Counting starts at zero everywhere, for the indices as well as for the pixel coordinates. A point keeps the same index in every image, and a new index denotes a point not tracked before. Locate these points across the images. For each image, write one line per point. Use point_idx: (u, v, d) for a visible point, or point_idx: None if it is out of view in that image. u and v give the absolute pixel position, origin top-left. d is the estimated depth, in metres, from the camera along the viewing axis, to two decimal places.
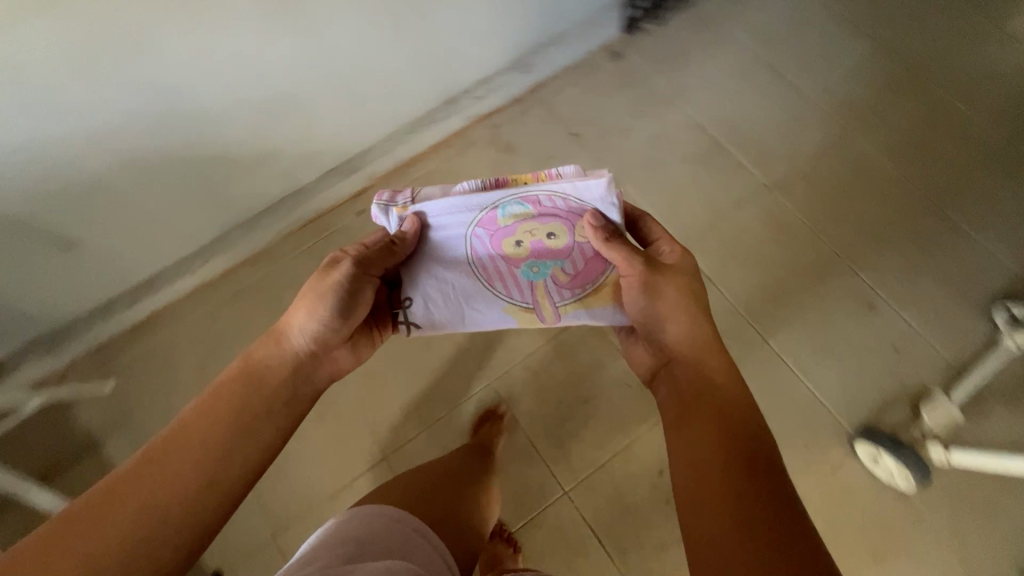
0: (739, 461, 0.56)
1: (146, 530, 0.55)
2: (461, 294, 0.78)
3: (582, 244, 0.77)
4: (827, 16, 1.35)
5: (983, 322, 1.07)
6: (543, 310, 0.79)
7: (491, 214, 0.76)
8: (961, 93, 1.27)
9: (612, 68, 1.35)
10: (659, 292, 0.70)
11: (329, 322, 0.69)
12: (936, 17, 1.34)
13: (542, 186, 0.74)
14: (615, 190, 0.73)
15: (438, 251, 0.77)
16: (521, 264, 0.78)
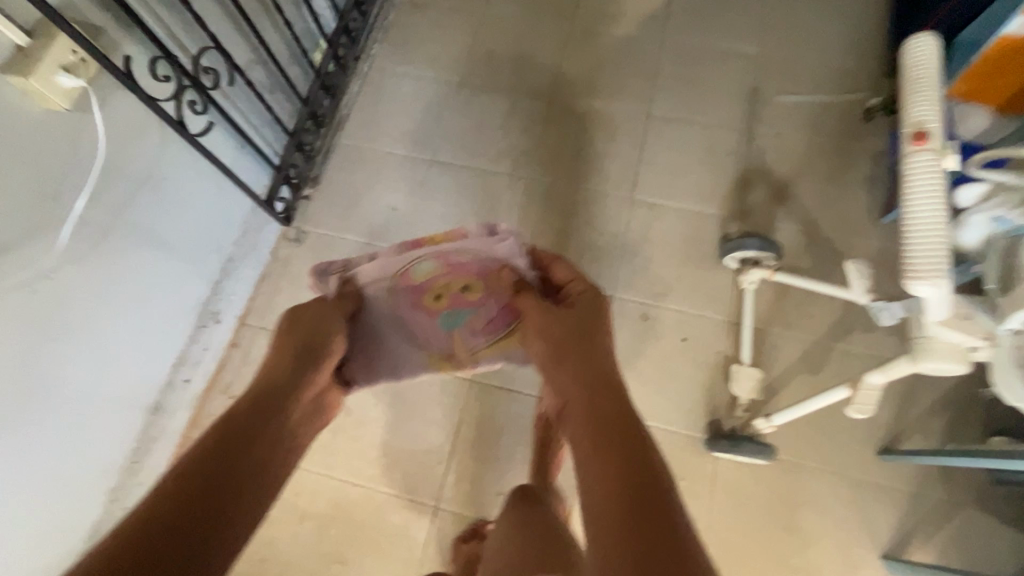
0: (634, 463, 0.58)
1: (185, 535, 0.53)
2: (391, 345, 0.94)
3: (495, 295, 0.91)
4: (453, 92, 1.40)
5: (726, 268, 1.18)
6: (460, 353, 0.96)
7: (407, 275, 0.88)
8: (592, 91, 1.39)
9: (301, 252, 1.25)
10: (546, 335, 0.81)
11: (309, 354, 0.79)
12: (535, 41, 1.45)
13: (450, 247, 0.85)
14: (518, 241, 0.84)
15: (375, 311, 0.90)
16: (440, 315, 0.92)
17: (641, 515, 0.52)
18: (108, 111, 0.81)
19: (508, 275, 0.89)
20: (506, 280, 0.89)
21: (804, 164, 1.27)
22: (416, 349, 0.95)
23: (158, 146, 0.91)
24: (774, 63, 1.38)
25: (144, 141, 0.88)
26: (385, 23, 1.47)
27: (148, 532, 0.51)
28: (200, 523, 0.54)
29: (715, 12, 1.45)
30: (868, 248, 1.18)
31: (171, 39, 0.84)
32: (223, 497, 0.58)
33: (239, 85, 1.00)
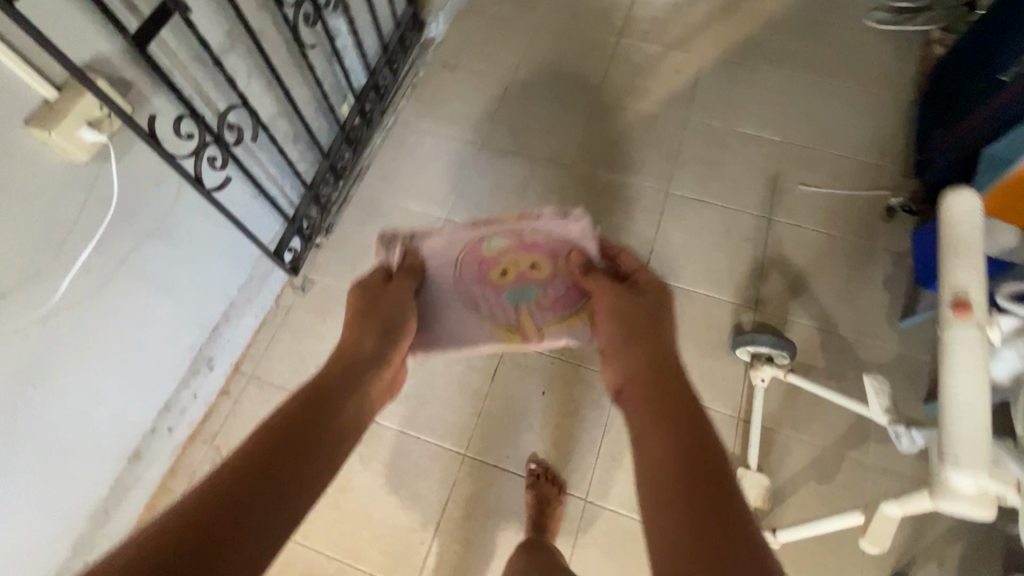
0: (700, 456, 0.57)
1: (250, 501, 0.51)
2: (458, 318, 1.02)
3: (559, 275, 1.02)
4: (474, 152, 1.41)
5: (736, 358, 1.14)
6: (526, 330, 1.01)
7: (479, 246, 1.03)
8: (612, 163, 1.39)
9: (305, 300, 1.23)
10: (609, 312, 0.85)
11: (377, 334, 0.83)
12: (560, 110, 1.47)
13: (525, 223, 1.01)
14: (588, 227, 0.99)
15: (441, 281, 1.02)
16: (507, 292, 1.03)
17: (710, 517, 0.51)
18: (126, 162, 0.81)
19: (575, 258, 0.98)
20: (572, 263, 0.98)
21: (822, 257, 1.25)
22: (481, 322, 1.02)
23: (174, 194, 0.90)
24: (795, 152, 1.38)
25: (160, 189, 0.88)
26: (414, 81, 1.50)
27: (219, 493, 0.51)
28: (264, 492, 0.53)
29: (739, 98, 1.47)
30: (885, 351, 1.14)
31: (200, 97, 0.85)
32: (290, 466, 0.57)
33: (262, 139, 1.01)
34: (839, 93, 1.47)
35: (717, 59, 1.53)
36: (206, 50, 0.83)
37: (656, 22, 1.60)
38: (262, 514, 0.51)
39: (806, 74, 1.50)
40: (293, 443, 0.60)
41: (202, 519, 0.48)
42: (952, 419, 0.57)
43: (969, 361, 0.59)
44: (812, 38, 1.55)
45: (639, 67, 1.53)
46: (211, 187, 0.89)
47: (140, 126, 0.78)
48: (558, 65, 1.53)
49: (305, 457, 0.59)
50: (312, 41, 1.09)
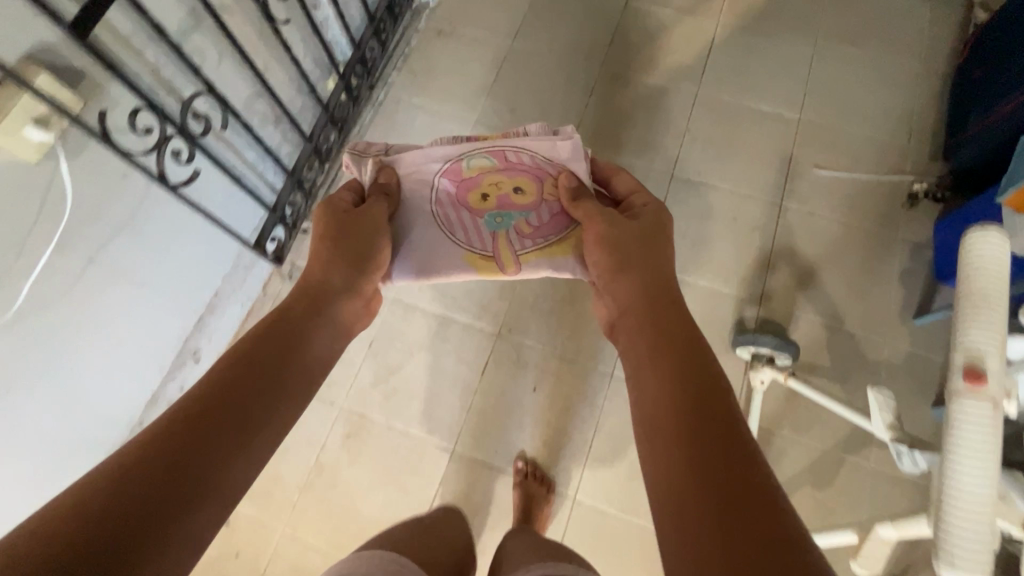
0: (694, 390, 0.56)
1: (212, 441, 0.49)
2: (425, 241, 0.87)
3: (547, 200, 0.89)
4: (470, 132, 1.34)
5: (735, 356, 1.10)
6: (503, 260, 0.87)
7: (458, 167, 0.92)
8: (615, 144, 1.31)
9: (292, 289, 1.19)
10: (606, 239, 0.77)
11: (343, 262, 0.73)
12: (563, 85, 1.37)
13: (508, 144, 0.93)
14: (579, 148, 0.90)
15: (409, 200, 0.89)
16: (485, 215, 0.89)
17: (695, 435, 0.51)
18: (81, 160, 0.75)
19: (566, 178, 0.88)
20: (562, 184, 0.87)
21: (835, 247, 1.17)
22: (452, 247, 0.88)
23: (142, 187, 0.85)
24: (814, 132, 1.28)
25: (126, 185, 0.82)
26: (406, 54, 1.41)
27: (181, 434, 0.48)
28: (226, 430, 0.51)
29: (757, 71, 1.36)
30: (896, 351, 1.09)
31: (159, 86, 0.79)
32: (252, 402, 0.54)
33: (234, 125, 0.95)
34: (868, 65, 1.35)
35: (736, 25, 1.40)
36: (161, 33, 0.76)
37: None
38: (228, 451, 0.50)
39: (833, 43, 1.37)
40: (260, 380, 0.57)
41: (161, 462, 0.45)
42: (961, 520, 0.47)
43: (985, 438, 0.50)
44: (843, 2, 1.41)
45: (649, 35, 1.41)
46: (176, 182, 0.87)
47: (89, 125, 0.72)
48: (562, 33, 1.42)
49: (272, 393, 0.57)
50: (287, 16, 1.00)
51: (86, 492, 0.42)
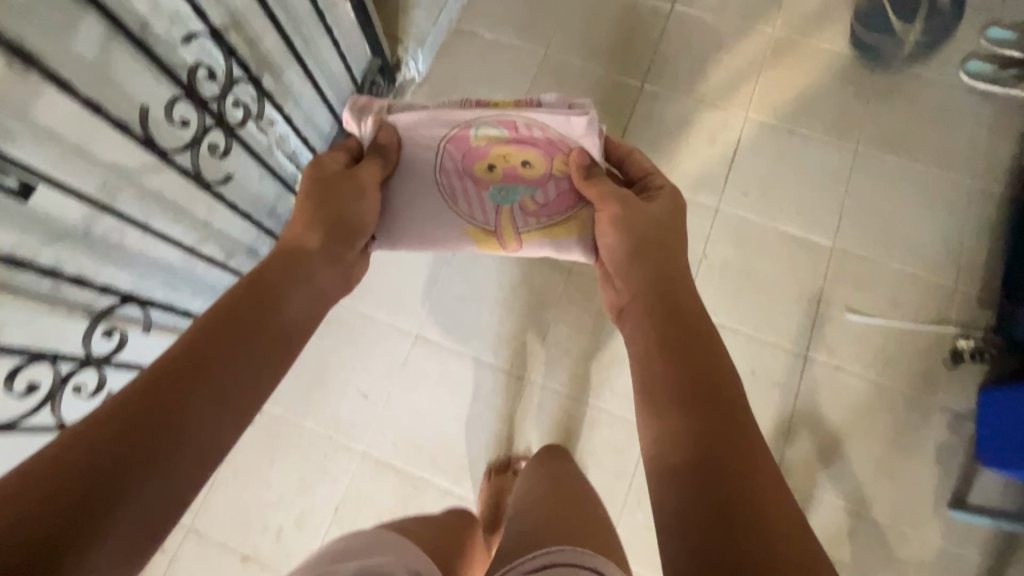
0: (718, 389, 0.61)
1: (185, 410, 0.52)
2: (427, 209, 0.84)
3: (554, 176, 0.85)
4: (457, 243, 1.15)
5: None
6: (504, 235, 0.85)
7: (466, 134, 0.85)
8: None
9: (251, 436, 1.06)
10: (625, 228, 0.77)
11: (325, 237, 0.73)
12: None
13: (522, 113, 0.84)
14: (593, 124, 0.83)
15: (412, 163, 0.84)
16: (489, 187, 0.84)
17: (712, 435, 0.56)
18: None
19: (577, 158, 0.83)
20: (574, 162, 0.83)
21: (866, 413, 1.04)
22: (455, 218, 0.85)
23: (39, 420, 0.73)
24: (848, 264, 1.12)
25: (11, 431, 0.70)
26: None
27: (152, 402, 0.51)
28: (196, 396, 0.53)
29: (785, 183, 1.19)
30: (924, 546, 0.97)
31: (55, 313, 0.69)
32: (222, 365, 0.56)
33: (155, 308, 0.84)
34: (914, 180, 1.18)
35: (765, 127, 1.23)
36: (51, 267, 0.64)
37: (691, 70, 1.28)
38: (203, 416, 0.53)
39: (877, 153, 1.20)
40: (231, 342, 0.58)
41: (133, 430, 0.49)
42: None
43: None
44: (889, 100, 1.24)
45: (666, 133, 1.24)
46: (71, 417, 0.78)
47: None
48: None
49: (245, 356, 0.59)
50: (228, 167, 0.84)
51: (68, 464, 0.45)
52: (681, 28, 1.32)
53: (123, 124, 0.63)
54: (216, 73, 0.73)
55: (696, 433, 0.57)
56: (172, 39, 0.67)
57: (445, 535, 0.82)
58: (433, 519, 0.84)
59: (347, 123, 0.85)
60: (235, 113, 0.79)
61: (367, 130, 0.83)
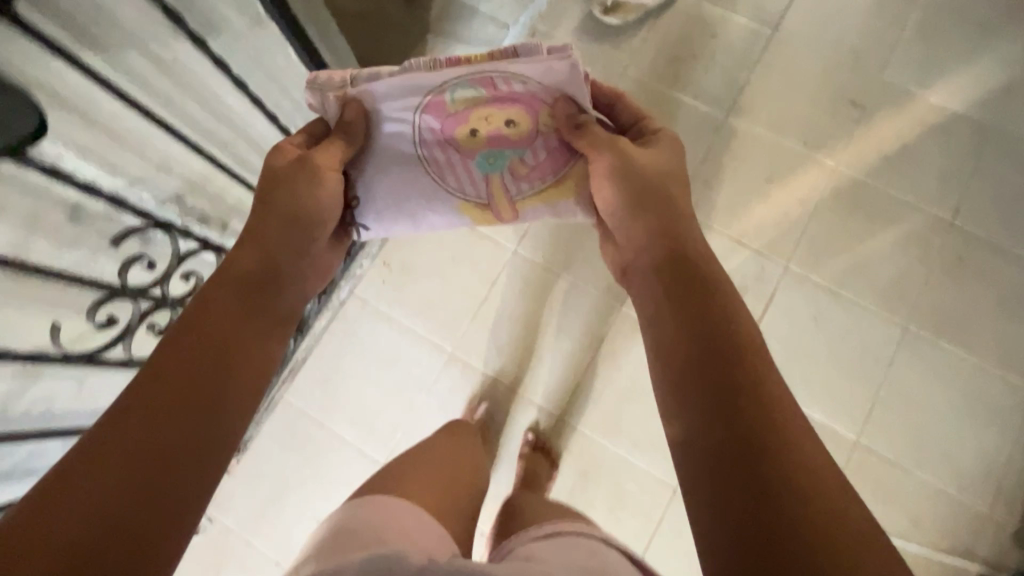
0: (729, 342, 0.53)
1: (193, 408, 0.50)
2: (410, 185, 0.70)
3: (544, 133, 0.70)
4: (442, 368, 1.09)
5: None
6: (499, 208, 0.72)
7: (439, 99, 0.68)
8: (614, 427, 1.05)
9: (200, 543, 1.05)
10: (621, 186, 0.65)
11: (299, 229, 0.63)
12: (570, 323, 1.08)
13: (498, 66, 0.66)
14: (580, 66, 0.67)
15: (384, 137, 0.69)
16: (476, 156, 0.70)
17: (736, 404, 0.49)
18: None
19: (564, 106, 0.68)
20: (562, 113, 0.68)
21: None
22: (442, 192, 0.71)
23: None
24: (866, 465, 1.01)
25: None
26: (376, 248, 1.13)
27: (152, 428, 0.47)
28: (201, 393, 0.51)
29: (813, 353, 1.06)
30: None
31: None
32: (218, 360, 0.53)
33: None
34: (965, 376, 1.03)
35: (802, 284, 1.09)
36: None
37: (730, 202, 1.15)
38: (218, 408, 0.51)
39: (928, 337, 1.05)
40: (213, 355, 0.53)
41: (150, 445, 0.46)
42: None
43: None
44: (958, 273, 1.08)
45: None
46: None
47: None
48: (583, 247, 1.11)
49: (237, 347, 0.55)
50: None
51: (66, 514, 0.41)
52: (729, 146, 1.17)
53: (36, 355, 0.56)
54: (157, 260, 0.65)
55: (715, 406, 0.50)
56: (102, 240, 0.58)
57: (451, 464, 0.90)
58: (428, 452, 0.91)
59: (308, 102, 0.69)
60: (183, 283, 0.72)
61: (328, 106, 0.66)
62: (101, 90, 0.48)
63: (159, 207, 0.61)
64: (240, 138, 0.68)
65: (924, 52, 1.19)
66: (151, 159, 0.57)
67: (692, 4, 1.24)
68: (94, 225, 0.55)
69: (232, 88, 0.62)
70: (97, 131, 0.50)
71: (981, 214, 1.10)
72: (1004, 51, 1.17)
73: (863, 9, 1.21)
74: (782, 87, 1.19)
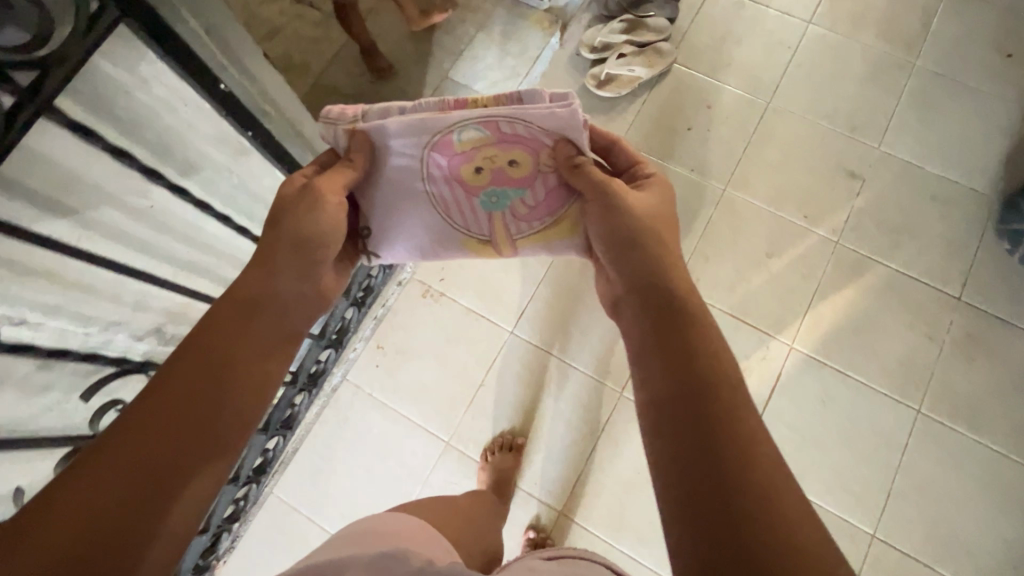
0: (738, 410, 0.43)
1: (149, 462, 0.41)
2: (413, 221, 0.65)
3: (546, 174, 0.62)
4: (438, 458, 1.05)
5: None
6: (499, 244, 0.67)
7: (447, 138, 0.60)
8: (619, 521, 1.00)
9: None
10: (623, 219, 0.56)
11: (291, 280, 0.52)
12: (570, 410, 1.05)
13: (507, 109, 0.58)
14: (581, 112, 0.58)
15: (388, 172, 0.61)
16: (478, 194, 0.63)
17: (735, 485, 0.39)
18: None
19: (564, 149, 0.59)
20: (561, 155, 0.60)
21: None
22: (447, 227, 0.66)
23: None
24: (884, 560, 0.96)
25: None
26: (367, 331, 1.10)
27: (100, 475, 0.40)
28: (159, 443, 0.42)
29: (821, 440, 1.02)
30: None
31: None
32: (189, 401, 0.44)
33: None
34: (984, 464, 0.99)
35: (809, 364, 1.06)
36: None
37: (730, 277, 1.12)
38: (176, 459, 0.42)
39: (941, 421, 1.01)
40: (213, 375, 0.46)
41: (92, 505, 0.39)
42: None
43: None
44: (969, 351, 1.05)
45: None
46: None
47: None
48: (582, 328, 1.08)
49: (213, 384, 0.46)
50: None
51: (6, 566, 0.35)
52: (727, 219, 1.16)
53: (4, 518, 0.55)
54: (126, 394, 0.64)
55: (709, 475, 0.40)
56: (71, 388, 0.56)
57: (456, 514, 0.84)
58: (450, 501, 0.87)
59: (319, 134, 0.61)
60: None
61: (339, 139, 0.59)
62: (76, 259, 0.49)
63: (137, 341, 0.62)
64: (211, 252, 0.67)
65: (921, 123, 1.18)
66: (127, 302, 0.57)
67: (686, 75, 1.24)
68: (64, 371, 0.54)
69: (214, 221, 0.64)
70: (69, 290, 0.50)
71: (990, 289, 1.08)
72: (1002, 122, 1.16)
73: (857, 79, 1.21)
74: (780, 159, 1.18)
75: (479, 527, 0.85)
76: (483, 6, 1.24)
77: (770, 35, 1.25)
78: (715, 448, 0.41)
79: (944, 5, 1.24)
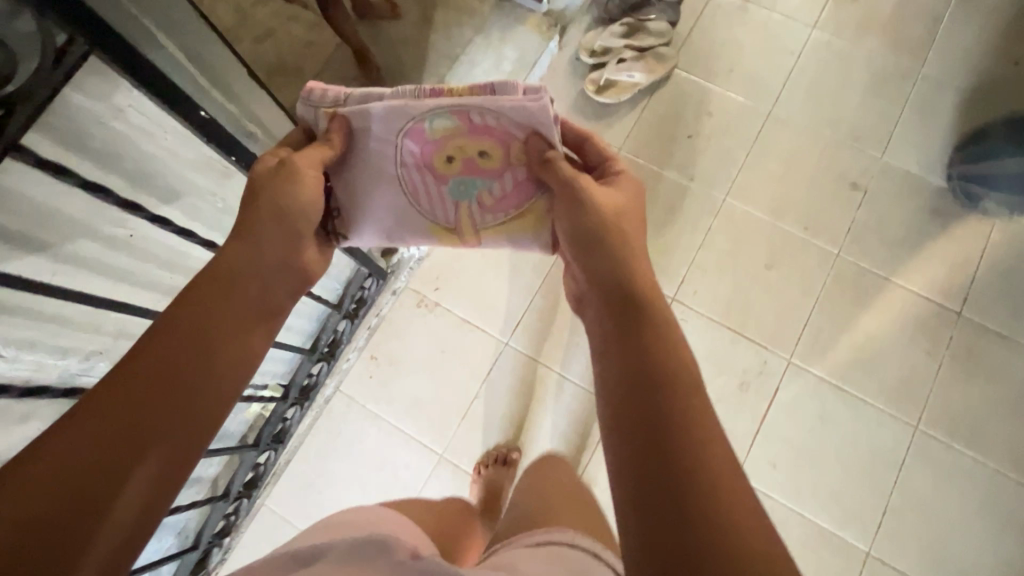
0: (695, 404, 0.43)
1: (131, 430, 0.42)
2: (381, 208, 0.61)
3: (517, 167, 0.58)
4: (431, 471, 1.04)
5: None
6: (463, 235, 0.62)
7: (419, 125, 0.56)
8: None
9: None
10: (587, 215, 0.54)
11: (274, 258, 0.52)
12: (566, 425, 1.04)
13: (479, 100, 0.54)
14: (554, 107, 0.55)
15: (360, 156, 0.58)
16: (446, 183, 0.59)
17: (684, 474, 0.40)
18: None
19: (535, 144, 0.56)
20: (532, 149, 0.56)
21: None
22: (414, 214, 0.61)
23: None
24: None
25: None
26: (361, 342, 1.09)
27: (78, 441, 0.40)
28: (140, 411, 0.43)
29: (819, 456, 1.02)
30: None
31: None
32: (172, 372, 0.45)
33: None
34: (980, 483, 0.98)
35: (807, 380, 1.05)
36: None
37: (729, 290, 1.11)
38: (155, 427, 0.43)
39: (940, 440, 1.01)
40: (194, 347, 0.46)
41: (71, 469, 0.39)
42: None
43: None
44: (969, 368, 1.04)
45: None
46: None
47: None
48: (578, 341, 1.07)
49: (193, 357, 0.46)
50: None
51: None
52: (727, 230, 1.14)
53: None
54: None
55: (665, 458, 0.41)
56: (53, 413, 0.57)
57: (441, 518, 0.82)
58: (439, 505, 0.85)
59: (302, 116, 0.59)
60: None
61: (319, 119, 0.56)
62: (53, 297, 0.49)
63: None
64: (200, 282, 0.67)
65: (925, 133, 1.16)
66: (107, 331, 0.57)
67: (685, 81, 1.22)
68: (45, 401, 0.55)
69: (201, 248, 0.63)
70: (48, 324, 0.51)
71: (992, 305, 1.06)
72: None
73: (860, 87, 1.19)
74: (780, 168, 1.16)
75: (460, 532, 0.83)
76: (479, 8, 1.20)
77: (773, 42, 1.23)
78: (671, 437, 0.41)
79: (951, 11, 1.21)
